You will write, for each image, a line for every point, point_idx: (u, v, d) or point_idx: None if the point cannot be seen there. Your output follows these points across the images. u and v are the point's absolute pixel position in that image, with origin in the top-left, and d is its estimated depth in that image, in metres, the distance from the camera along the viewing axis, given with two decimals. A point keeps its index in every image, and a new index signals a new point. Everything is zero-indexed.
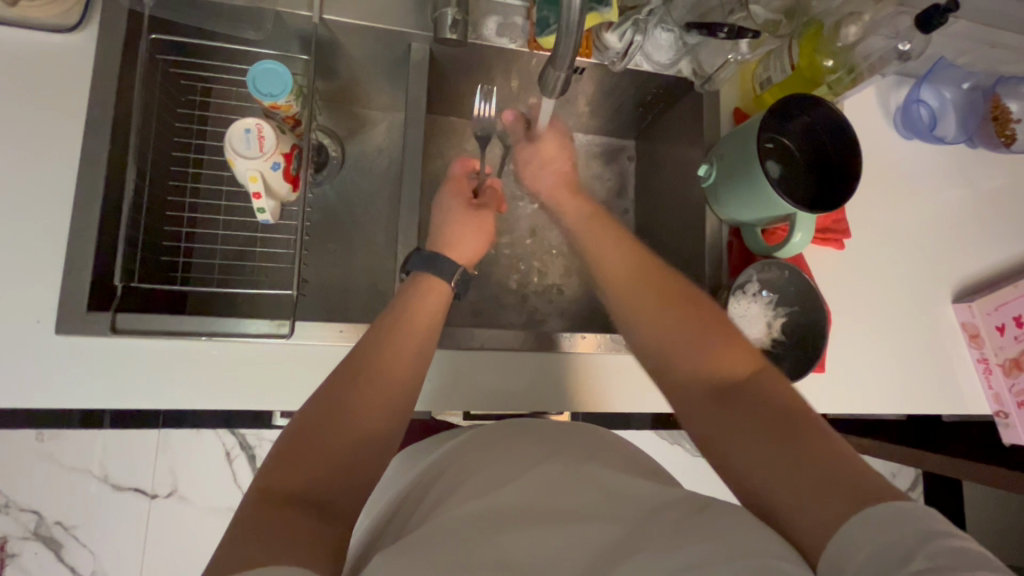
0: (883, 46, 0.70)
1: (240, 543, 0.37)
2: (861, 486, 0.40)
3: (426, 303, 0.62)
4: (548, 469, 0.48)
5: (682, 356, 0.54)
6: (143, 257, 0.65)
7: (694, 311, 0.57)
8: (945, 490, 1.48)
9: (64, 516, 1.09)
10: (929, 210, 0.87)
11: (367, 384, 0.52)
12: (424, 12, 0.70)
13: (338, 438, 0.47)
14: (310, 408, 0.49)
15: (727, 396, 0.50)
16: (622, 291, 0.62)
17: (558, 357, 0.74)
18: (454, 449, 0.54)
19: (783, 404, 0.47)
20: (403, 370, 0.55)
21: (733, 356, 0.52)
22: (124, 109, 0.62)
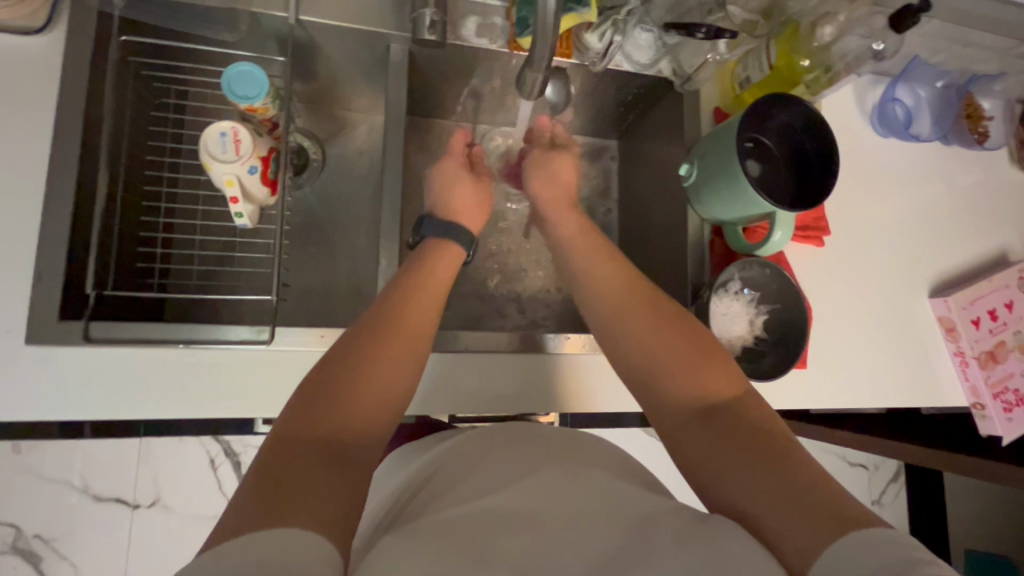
0: (859, 45, 0.71)
1: (254, 497, 0.40)
2: (843, 510, 0.42)
3: (433, 275, 0.64)
4: (547, 474, 0.49)
5: (669, 376, 0.56)
6: (118, 264, 0.64)
7: (683, 329, 0.59)
8: (925, 479, 1.51)
9: (43, 528, 1.07)
10: (906, 207, 0.88)
11: (389, 341, 0.54)
12: (403, 13, 0.69)
13: (360, 390, 0.50)
14: (336, 359, 0.51)
15: (711, 418, 0.51)
16: (613, 308, 0.63)
17: (541, 358, 0.74)
18: (443, 451, 0.54)
19: (769, 430, 0.49)
20: (418, 331, 0.57)
21: (722, 381, 0.54)
22: (95, 114, 0.60)
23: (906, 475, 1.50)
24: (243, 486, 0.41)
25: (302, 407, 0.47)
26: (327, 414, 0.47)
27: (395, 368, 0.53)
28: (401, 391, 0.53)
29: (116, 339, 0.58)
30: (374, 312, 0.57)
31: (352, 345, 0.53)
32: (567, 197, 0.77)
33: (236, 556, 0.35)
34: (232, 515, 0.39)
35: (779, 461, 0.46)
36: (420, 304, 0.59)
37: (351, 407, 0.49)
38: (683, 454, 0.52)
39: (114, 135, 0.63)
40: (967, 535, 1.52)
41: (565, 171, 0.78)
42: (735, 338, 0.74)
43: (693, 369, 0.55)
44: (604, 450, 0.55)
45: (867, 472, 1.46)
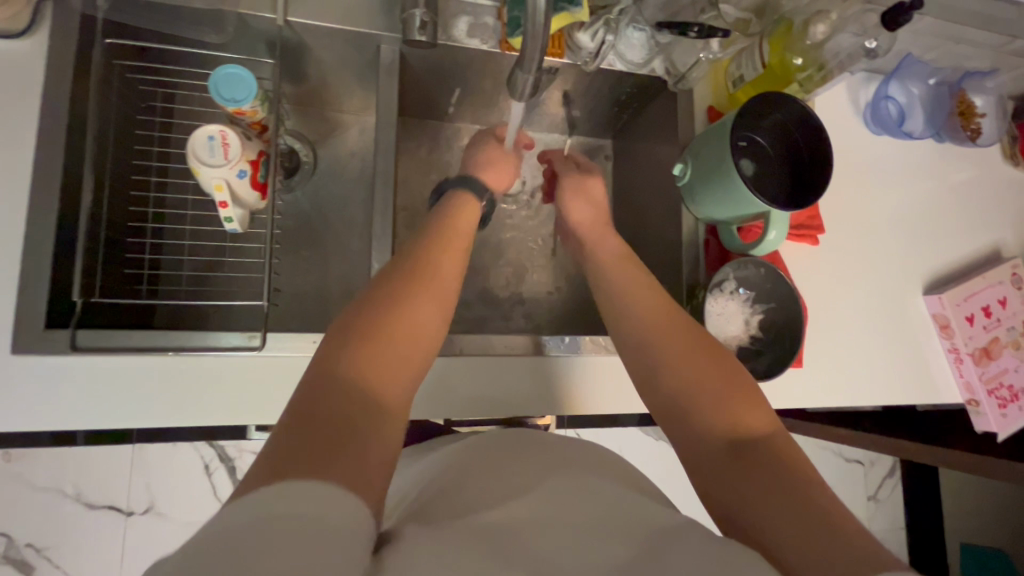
0: (852, 43, 0.71)
1: (291, 442, 0.38)
2: (874, 559, 0.38)
3: (458, 229, 0.63)
4: (556, 484, 0.48)
5: (699, 405, 0.52)
6: (106, 271, 0.63)
7: (716, 356, 0.55)
8: (921, 473, 1.52)
9: (36, 537, 1.05)
10: (899, 204, 0.88)
11: (422, 293, 0.52)
12: (393, 13, 0.68)
13: (395, 342, 0.48)
14: (370, 305, 0.49)
15: (740, 452, 0.48)
16: (643, 331, 0.59)
17: (542, 361, 0.73)
18: (452, 466, 0.53)
19: (799, 470, 0.46)
20: (447, 288, 0.56)
21: (753, 414, 0.51)
22: (79, 117, 0.59)
23: (902, 470, 1.51)
24: (275, 431, 0.39)
25: (337, 351, 0.45)
26: (365, 361, 0.45)
27: (428, 321, 0.52)
28: (432, 345, 0.52)
29: (104, 348, 0.57)
30: (404, 263, 0.55)
31: (385, 293, 0.51)
32: (601, 218, 0.76)
33: (276, 503, 0.34)
34: (266, 462, 0.37)
35: (810, 502, 0.43)
36: (448, 261, 0.58)
37: (387, 357, 0.47)
38: (709, 487, 0.49)
39: (99, 139, 0.61)
40: (962, 528, 1.53)
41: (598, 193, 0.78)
42: (730, 338, 0.74)
43: (725, 399, 0.52)
44: (603, 458, 0.56)
45: (863, 468, 1.47)
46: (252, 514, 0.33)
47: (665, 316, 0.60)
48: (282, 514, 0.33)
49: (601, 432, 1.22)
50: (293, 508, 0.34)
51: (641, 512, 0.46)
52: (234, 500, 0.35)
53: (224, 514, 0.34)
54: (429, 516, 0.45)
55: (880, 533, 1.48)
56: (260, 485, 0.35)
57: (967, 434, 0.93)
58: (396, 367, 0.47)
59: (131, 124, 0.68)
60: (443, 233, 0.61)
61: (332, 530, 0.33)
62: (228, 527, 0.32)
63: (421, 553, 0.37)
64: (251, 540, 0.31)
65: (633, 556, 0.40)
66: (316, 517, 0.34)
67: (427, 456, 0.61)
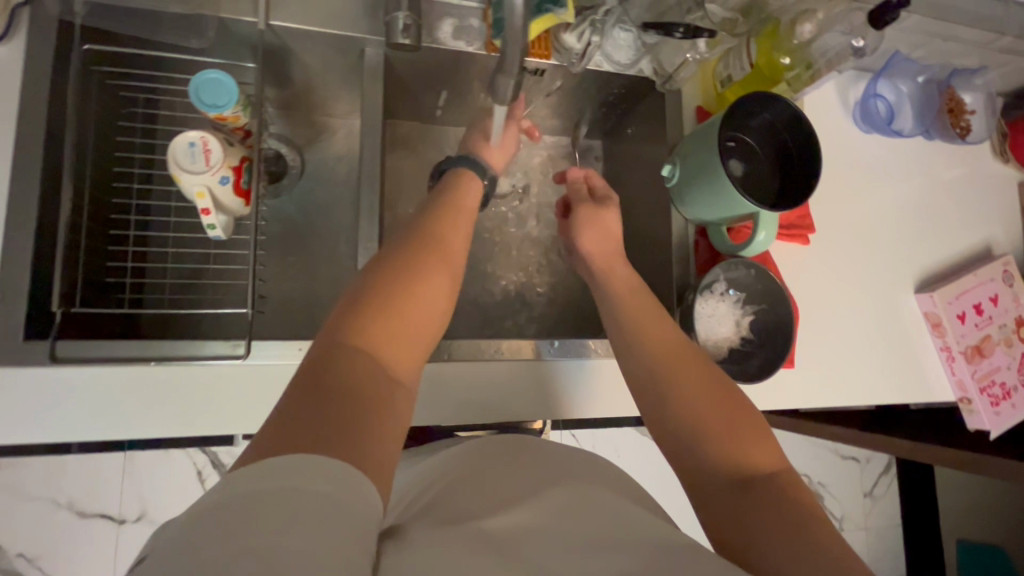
0: (840, 41, 0.72)
1: (301, 412, 0.37)
2: None
3: (460, 208, 0.62)
4: (556, 494, 0.47)
5: (712, 439, 0.53)
6: (86, 281, 0.62)
7: (726, 386, 0.56)
8: (916, 470, 1.52)
9: (28, 547, 1.04)
10: (890, 202, 0.88)
11: (432, 270, 0.52)
12: (377, 16, 0.68)
13: (406, 320, 0.47)
14: (380, 281, 0.48)
15: (750, 488, 0.49)
16: (655, 360, 0.59)
17: (538, 366, 0.72)
18: (453, 468, 0.52)
19: (804, 507, 0.47)
20: (451, 268, 0.55)
21: (760, 450, 0.52)
22: (58, 124, 0.58)
23: (897, 467, 1.51)
24: (283, 400, 0.38)
25: (347, 322, 0.44)
26: (376, 337, 0.44)
27: (437, 300, 0.51)
28: (438, 325, 0.52)
29: (85, 358, 0.56)
30: (412, 240, 0.54)
31: (396, 268, 0.50)
32: (615, 251, 0.73)
33: (287, 472, 0.32)
34: (272, 432, 0.36)
35: (816, 538, 0.44)
36: (453, 238, 0.57)
37: (398, 336, 0.46)
38: (717, 519, 0.49)
39: (79, 146, 0.61)
40: (958, 524, 1.53)
41: (614, 226, 0.74)
42: (721, 340, 0.74)
43: (736, 433, 0.53)
44: (598, 468, 0.56)
45: (859, 465, 1.47)
46: (262, 484, 0.31)
47: (676, 345, 0.60)
48: (294, 485, 0.32)
49: (596, 433, 1.22)
50: (304, 479, 0.32)
51: (628, 521, 0.46)
52: (238, 470, 0.33)
53: (228, 483, 0.32)
54: (431, 516, 0.44)
55: (877, 529, 1.48)
56: (269, 454, 0.34)
57: (960, 431, 0.93)
58: (405, 346, 0.46)
59: (112, 131, 0.67)
60: (448, 212, 0.60)
61: (345, 504, 0.32)
62: (233, 495, 0.31)
63: (423, 558, 0.37)
64: (260, 508, 0.30)
65: (617, 563, 0.40)
66: (329, 489, 0.32)
67: (420, 463, 0.61)
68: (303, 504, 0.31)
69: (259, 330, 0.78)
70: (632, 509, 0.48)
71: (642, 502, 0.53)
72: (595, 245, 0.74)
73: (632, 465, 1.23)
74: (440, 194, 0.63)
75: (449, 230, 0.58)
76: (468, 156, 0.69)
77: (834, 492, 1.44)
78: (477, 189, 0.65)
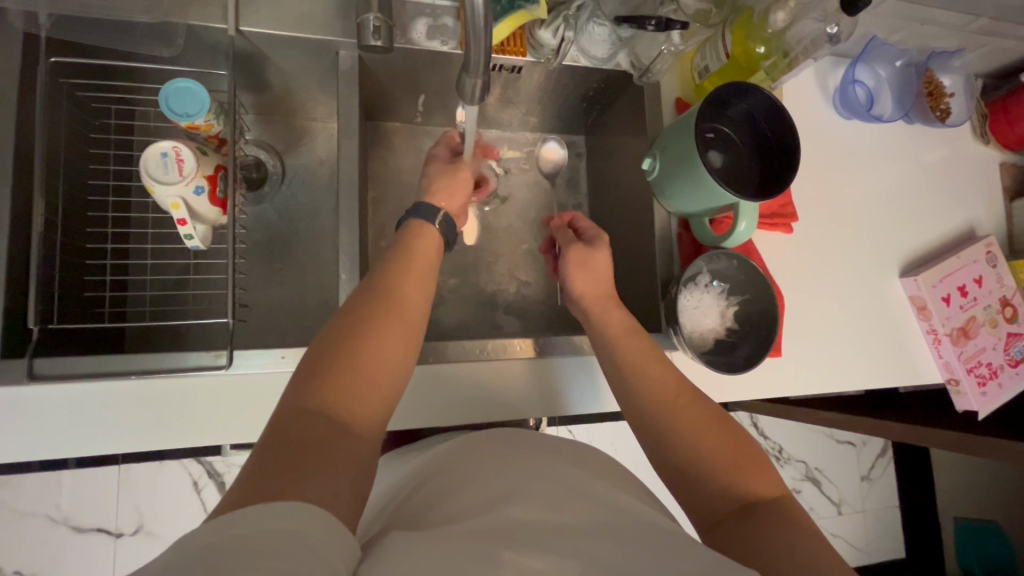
0: (815, 29, 0.70)
1: (263, 471, 0.37)
2: None
3: (419, 244, 0.63)
4: (548, 486, 0.47)
5: (715, 469, 0.54)
6: (64, 296, 0.62)
7: (719, 420, 0.58)
8: (910, 451, 1.53)
9: (24, 564, 1.03)
10: (873, 188, 0.88)
11: (395, 312, 0.52)
12: (350, 18, 0.67)
13: (367, 372, 0.47)
14: (352, 323, 0.50)
15: (751, 513, 0.50)
16: (643, 397, 0.61)
17: (535, 364, 0.72)
18: (443, 470, 0.52)
19: (800, 522, 0.49)
20: (417, 306, 0.56)
21: (754, 472, 0.54)
22: (27, 138, 0.58)
23: (893, 450, 1.52)
24: (247, 462, 0.39)
25: (311, 375, 0.45)
26: (336, 387, 0.45)
27: (399, 345, 0.51)
28: (404, 372, 0.52)
29: (65, 374, 0.56)
30: (377, 284, 0.55)
31: (358, 317, 0.51)
32: (607, 294, 0.71)
33: (255, 520, 0.33)
34: (238, 489, 0.36)
35: (808, 544, 0.45)
36: (415, 276, 0.58)
37: (360, 384, 0.46)
38: (720, 547, 0.49)
39: (49, 159, 0.60)
40: (954, 504, 1.54)
41: (603, 268, 0.72)
42: (707, 331, 0.74)
43: (732, 464, 0.54)
44: (586, 457, 0.56)
45: (855, 449, 1.47)
46: (229, 530, 0.32)
47: (662, 377, 0.61)
48: (263, 528, 0.33)
49: (591, 428, 1.21)
50: (270, 523, 0.33)
51: (620, 513, 0.46)
52: (210, 519, 0.34)
53: (204, 529, 0.32)
54: (412, 524, 0.44)
55: (874, 513, 1.48)
56: (235, 507, 0.34)
57: (949, 411, 0.94)
58: (367, 396, 0.46)
59: (85, 143, 0.67)
60: (411, 252, 0.61)
61: (311, 542, 0.33)
62: (200, 543, 0.32)
63: (405, 557, 0.36)
64: (230, 560, 0.30)
65: (606, 552, 0.40)
66: (292, 526, 0.33)
67: (411, 462, 0.61)
68: (271, 546, 0.32)
69: (244, 339, 0.78)
70: (620, 499, 0.48)
71: (631, 490, 0.53)
72: (575, 268, 0.73)
73: (629, 458, 1.22)
74: (395, 242, 0.63)
75: (409, 265, 0.59)
76: (415, 204, 0.68)
77: (831, 477, 1.44)
78: (432, 234, 0.65)
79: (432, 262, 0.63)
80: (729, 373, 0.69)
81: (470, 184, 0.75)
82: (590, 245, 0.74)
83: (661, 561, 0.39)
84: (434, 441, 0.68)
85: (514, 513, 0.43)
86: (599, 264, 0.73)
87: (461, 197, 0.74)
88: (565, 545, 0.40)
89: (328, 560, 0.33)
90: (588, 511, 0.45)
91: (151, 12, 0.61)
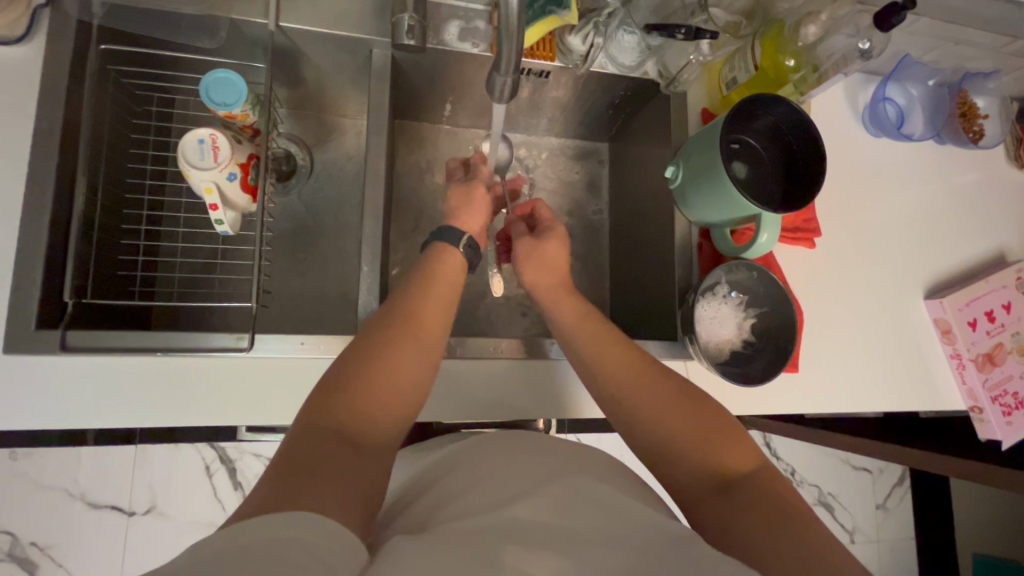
0: (846, 44, 0.70)
1: (273, 484, 0.39)
2: (837, 566, 0.41)
3: (439, 267, 0.65)
4: (555, 489, 0.47)
5: (696, 446, 0.53)
6: (96, 273, 0.64)
7: (693, 401, 0.57)
8: (930, 482, 1.48)
9: (40, 536, 1.05)
10: (900, 207, 0.87)
11: (409, 337, 0.55)
12: (384, 17, 0.69)
13: (380, 392, 0.50)
14: (368, 344, 0.53)
15: (733, 491, 0.49)
16: (620, 390, 0.59)
17: (542, 364, 0.72)
18: (449, 470, 0.53)
19: (785, 499, 0.48)
20: (434, 333, 0.58)
21: (737, 449, 0.53)
22: (74, 122, 0.61)
23: (911, 479, 1.47)
24: (264, 473, 0.41)
25: (330, 394, 0.48)
26: (350, 404, 0.47)
27: (415, 369, 0.54)
28: (418, 395, 0.53)
29: (94, 348, 0.58)
30: (395, 309, 0.58)
31: (375, 338, 0.54)
32: (562, 283, 0.72)
33: (262, 530, 0.34)
34: (253, 499, 0.38)
35: (792, 522, 0.45)
36: (431, 300, 0.60)
37: (374, 403, 0.49)
38: (705, 533, 0.48)
39: (94, 142, 0.63)
40: (972, 540, 1.50)
41: (554, 256, 0.74)
42: (723, 342, 0.73)
43: (712, 444, 0.53)
44: (598, 462, 0.56)
45: (871, 476, 1.43)
46: (240, 540, 0.33)
47: (639, 374, 0.60)
48: (269, 536, 0.34)
49: (601, 436, 1.21)
50: (278, 530, 0.34)
51: (629, 516, 0.45)
52: (223, 528, 0.35)
53: (217, 537, 0.34)
54: (418, 525, 0.45)
55: (889, 543, 1.44)
56: (248, 517, 0.36)
57: (971, 440, 0.91)
58: (380, 416, 0.49)
59: (128, 128, 0.70)
60: (434, 278, 0.63)
61: (314, 548, 0.34)
62: (211, 550, 0.33)
63: (404, 557, 0.37)
64: (237, 564, 0.32)
65: (603, 556, 0.40)
66: (297, 533, 0.34)
67: (423, 459, 0.61)
68: (277, 553, 0.33)
69: (265, 326, 0.80)
70: (626, 500, 0.48)
71: (639, 495, 0.52)
72: (529, 258, 0.74)
73: (639, 468, 1.21)
74: (416, 266, 0.65)
75: (427, 290, 0.61)
76: (440, 228, 0.70)
77: (845, 503, 1.40)
78: (456, 256, 0.67)
79: (455, 289, 0.65)
80: (746, 385, 0.68)
81: (488, 205, 0.76)
82: (540, 236, 0.76)
83: (663, 563, 0.40)
84: (445, 438, 0.68)
85: (519, 517, 0.43)
86: (550, 251, 0.74)
87: (479, 219, 0.74)
88: (564, 551, 0.40)
89: (335, 565, 0.34)
90: (592, 517, 0.45)
91: (198, 5, 0.64)
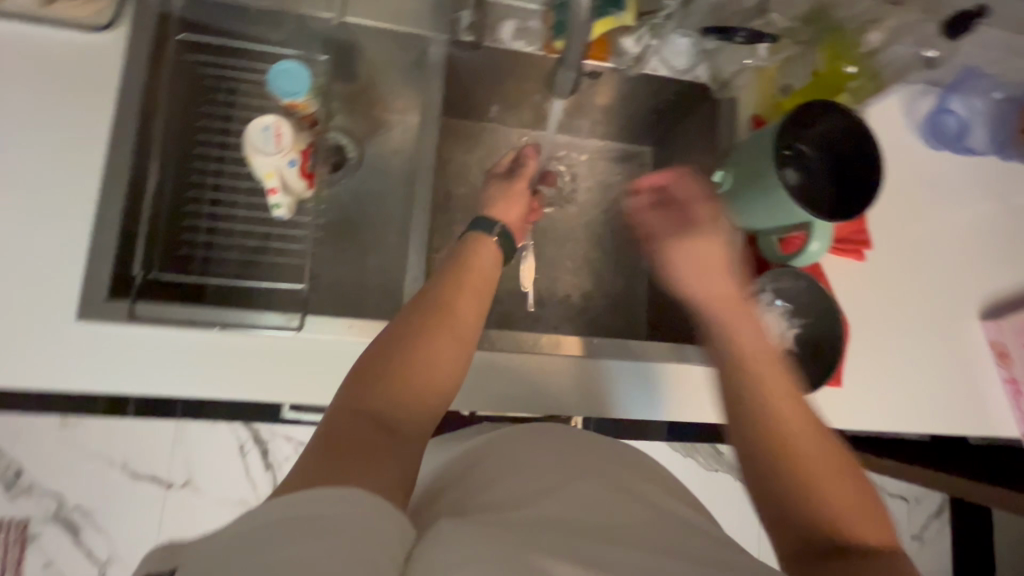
0: (905, 55, 0.76)
1: (313, 464, 0.40)
2: None
3: (476, 260, 0.64)
4: (590, 483, 0.47)
5: (822, 503, 0.47)
6: (161, 249, 0.69)
7: (829, 449, 0.49)
8: (971, 516, 1.41)
9: (83, 500, 1.10)
10: (956, 224, 0.84)
11: (443, 329, 0.55)
12: (439, 17, 0.74)
13: (415, 384, 0.50)
14: (401, 334, 0.53)
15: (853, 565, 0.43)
16: (755, 413, 0.51)
17: (580, 362, 0.73)
18: (490, 457, 0.53)
19: None
20: (468, 322, 0.58)
21: (868, 519, 0.46)
22: (150, 107, 0.66)
23: (951, 511, 1.41)
24: (304, 453, 0.43)
25: (363, 384, 0.49)
26: (380, 393, 0.48)
27: (447, 359, 0.54)
28: (451, 385, 0.54)
29: (156, 318, 0.61)
30: (429, 299, 0.58)
31: (407, 327, 0.54)
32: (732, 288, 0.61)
33: (309, 500, 0.36)
34: (293, 477, 0.40)
35: None
36: (466, 292, 0.60)
37: (404, 392, 0.49)
38: None
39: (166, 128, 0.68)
40: None
41: (719, 260, 0.62)
42: None
43: (840, 505, 0.46)
44: (634, 460, 0.55)
45: (907, 504, 1.38)
46: (288, 510, 0.35)
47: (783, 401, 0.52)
48: (317, 510, 0.35)
49: None
50: (324, 503, 0.36)
51: (663, 516, 0.45)
52: (272, 499, 0.37)
53: (267, 508, 0.36)
54: (458, 508, 0.46)
55: None
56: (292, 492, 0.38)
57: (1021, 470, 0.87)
58: (411, 405, 0.49)
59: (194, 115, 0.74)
60: (468, 267, 0.63)
61: (360, 519, 0.35)
62: (263, 520, 0.34)
63: (453, 542, 0.37)
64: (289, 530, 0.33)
65: (641, 548, 0.41)
66: (345, 507, 0.36)
67: (457, 447, 0.62)
68: (324, 524, 0.34)
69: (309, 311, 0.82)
70: (660, 499, 0.48)
71: (673, 494, 0.52)
72: (699, 262, 0.62)
73: None
74: (454, 256, 0.65)
75: (464, 281, 0.61)
76: (475, 219, 0.71)
77: None
78: (489, 245, 0.67)
79: (489, 275, 0.64)
80: None
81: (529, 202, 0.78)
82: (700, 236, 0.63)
83: (694, 559, 0.40)
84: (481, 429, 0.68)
85: (556, 507, 0.44)
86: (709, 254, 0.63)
87: (519, 210, 0.75)
88: (602, 543, 0.40)
89: (379, 537, 0.35)
90: (627, 512, 0.45)
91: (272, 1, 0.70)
